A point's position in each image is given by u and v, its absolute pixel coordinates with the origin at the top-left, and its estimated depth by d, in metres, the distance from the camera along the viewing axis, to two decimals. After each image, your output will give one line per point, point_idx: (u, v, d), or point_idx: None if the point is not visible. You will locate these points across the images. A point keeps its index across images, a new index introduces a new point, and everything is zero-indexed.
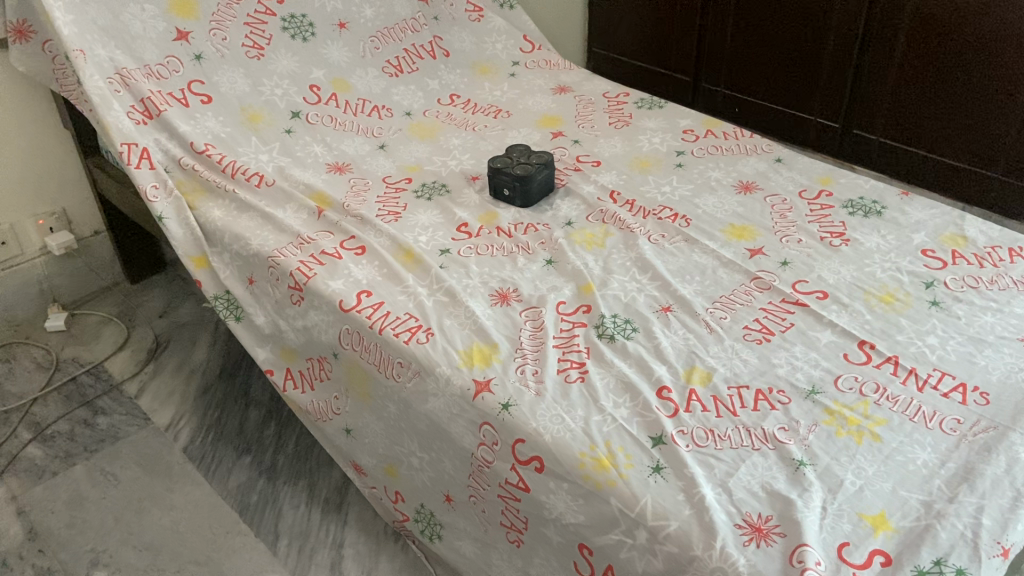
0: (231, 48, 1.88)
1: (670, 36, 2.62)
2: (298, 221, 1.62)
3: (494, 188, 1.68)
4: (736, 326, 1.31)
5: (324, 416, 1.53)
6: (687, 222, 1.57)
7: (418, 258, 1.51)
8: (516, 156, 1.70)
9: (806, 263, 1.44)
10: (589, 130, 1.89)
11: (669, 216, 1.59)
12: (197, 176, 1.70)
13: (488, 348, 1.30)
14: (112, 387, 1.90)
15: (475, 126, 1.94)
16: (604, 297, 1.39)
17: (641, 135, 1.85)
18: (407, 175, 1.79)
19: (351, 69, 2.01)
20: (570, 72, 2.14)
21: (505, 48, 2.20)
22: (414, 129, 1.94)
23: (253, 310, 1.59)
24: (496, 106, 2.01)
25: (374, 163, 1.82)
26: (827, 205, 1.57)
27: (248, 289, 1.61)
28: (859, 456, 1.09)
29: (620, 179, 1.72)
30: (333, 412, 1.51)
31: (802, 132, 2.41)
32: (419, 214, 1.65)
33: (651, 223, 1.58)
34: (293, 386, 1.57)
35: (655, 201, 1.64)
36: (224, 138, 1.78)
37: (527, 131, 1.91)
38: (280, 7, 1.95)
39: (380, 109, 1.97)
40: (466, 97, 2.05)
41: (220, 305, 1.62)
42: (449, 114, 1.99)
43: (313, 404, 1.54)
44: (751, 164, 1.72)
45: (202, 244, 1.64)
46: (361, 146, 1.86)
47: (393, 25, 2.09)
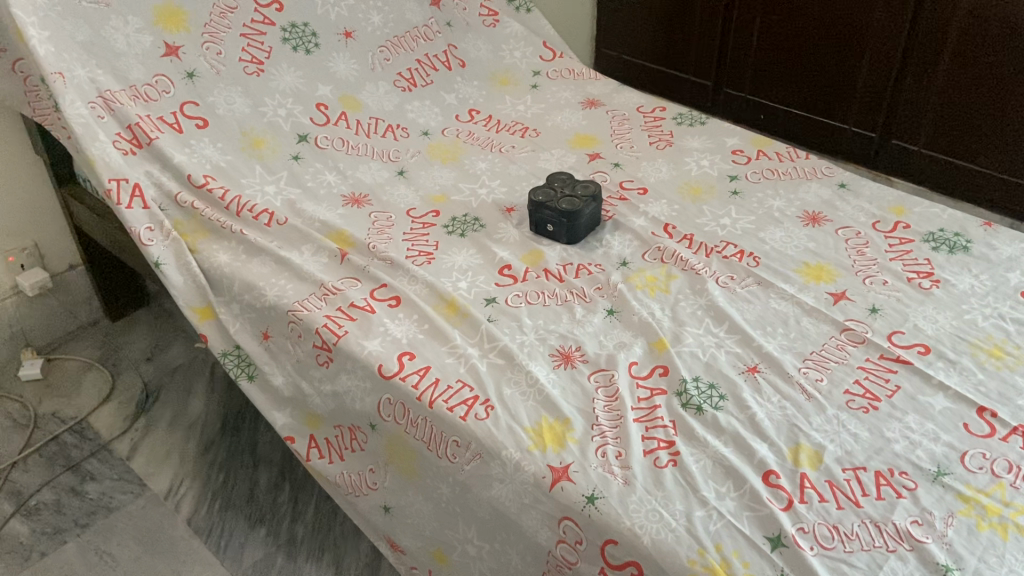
0: (227, 63, 1.67)
1: (687, 38, 2.46)
2: (317, 265, 1.43)
3: (536, 222, 1.51)
4: (837, 390, 1.16)
5: (355, 487, 1.36)
6: (755, 261, 1.42)
7: (463, 310, 1.33)
8: (559, 186, 1.53)
9: (898, 310, 1.29)
10: (629, 151, 1.72)
11: (734, 253, 1.44)
12: (198, 215, 1.50)
13: (560, 425, 1.13)
14: (101, 447, 1.70)
15: (502, 148, 1.77)
16: (680, 356, 1.23)
17: (687, 157, 1.69)
18: (433, 208, 1.61)
19: (360, 83, 1.81)
20: (598, 83, 1.97)
21: (524, 55, 2.02)
22: (434, 152, 1.75)
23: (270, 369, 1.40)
24: (522, 124, 1.84)
25: (395, 193, 1.64)
26: (906, 239, 1.43)
27: (263, 345, 1.42)
28: (1009, 556, 0.94)
29: (672, 210, 1.56)
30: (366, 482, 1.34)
31: (836, 141, 2.27)
32: (453, 254, 1.48)
33: (715, 262, 1.42)
34: (315, 453, 1.39)
35: (715, 236, 1.48)
36: (225, 168, 1.58)
37: (560, 153, 1.74)
38: (280, 15, 1.74)
39: (395, 129, 1.79)
40: (487, 113, 1.87)
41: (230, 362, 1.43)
42: (470, 133, 1.81)
43: (341, 474, 1.36)
44: (813, 191, 1.57)
45: (207, 293, 1.45)
46: (379, 173, 1.68)
47: (403, 33, 1.90)
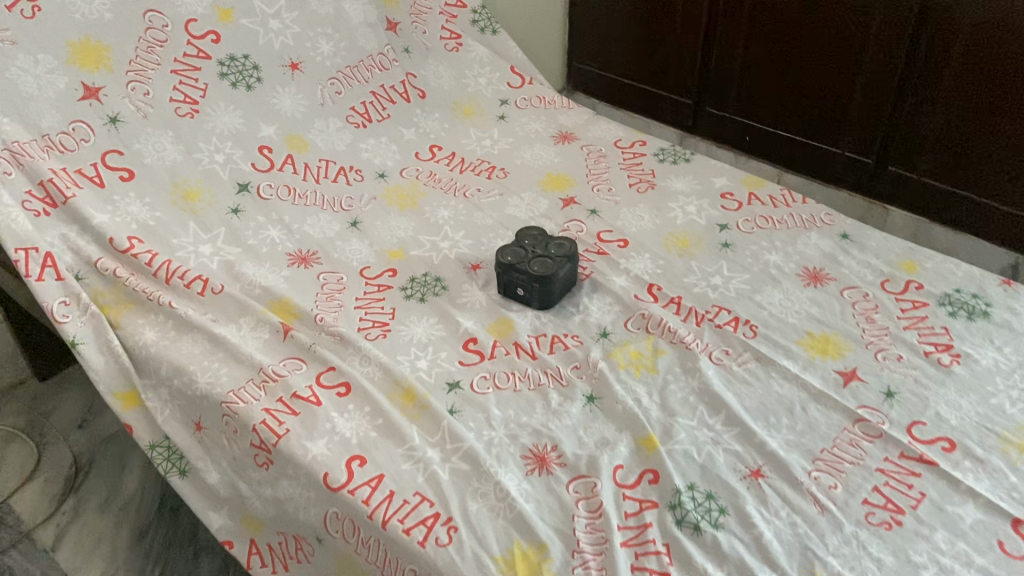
0: (156, 105, 1.48)
1: (666, 53, 2.29)
2: (257, 344, 1.26)
3: (505, 285, 1.34)
4: (853, 501, 1.01)
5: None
6: (753, 330, 1.26)
7: (422, 400, 1.16)
8: (530, 243, 1.36)
9: (916, 394, 1.14)
10: (607, 195, 1.55)
11: (728, 321, 1.28)
12: (121, 284, 1.32)
13: (535, 553, 0.96)
14: (22, 537, 1.51)
15: (466, 191, 1.59)
16: (673, 457, 1.08)
17: (672, 202, 1.52)
18: (389, 266, 1.43)
19: (308, 120, 1.63)
20: (571, 112, 1.79)
21: (490, 82, 1.84)
22: (391, 197, 1.58)
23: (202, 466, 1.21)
24: (488, 162, 1.66)
25: (347, 248, 1.46)
26: (920, 303, 1.29)
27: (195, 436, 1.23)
28: None
29: (657, 266, 1.39)
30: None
31: (827, 166, 2.12)
32: (412, 325, 1.31)
33: (708, 332, 1.26)
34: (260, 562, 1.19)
35: (707, 300, 1.32)
36: (153, 227, 1.39)
37: (530, 197, 1.56)
38: (216, 46, 1.56)
39: (347, 171, 1.60)
40: (449, 150, 1.69)
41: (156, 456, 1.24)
42: (431, 173, 1.64)
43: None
44: (812, 243, 1.42)
45: (132, 376, 1.26)
46: (328, 225, 1.49)
47: (356, 62, 1.71)
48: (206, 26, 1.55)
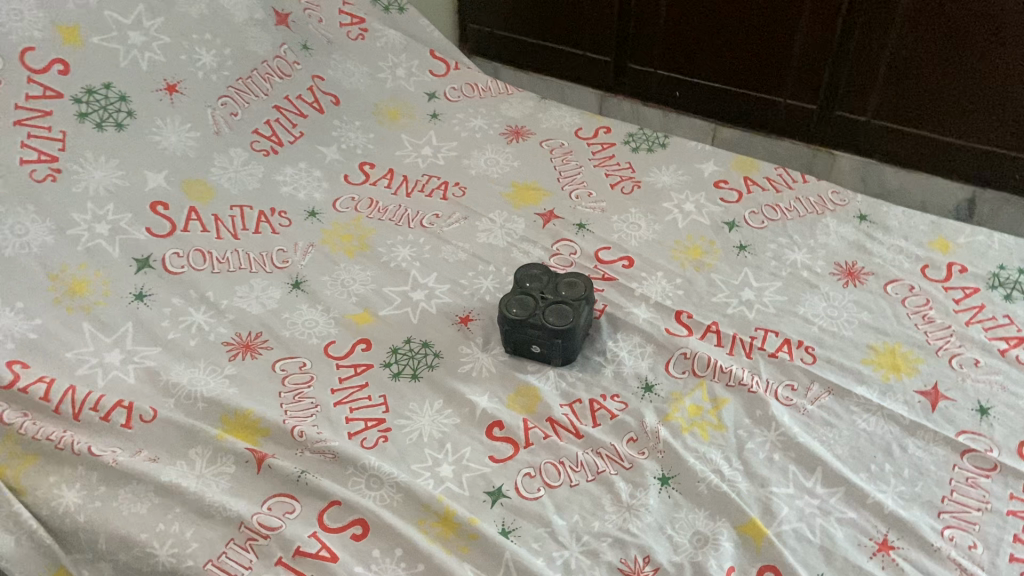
0: (4, 171, 1.13)
1: (579, 8, 2.07)
2: (225, 484, 0.96)
3: (515, 343, 1.10)
4: (1001, 561, 0.87)
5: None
6: (811, 354, 1.10)
7: (465, 527, 0.91)
8: (534, 286, 1.12)
9: (1011, 406, 1.02)
10: (589, 202, 1.33)
11: (780, 346, 1.11)
12: (13, 433, 0.97)
13: None
14: None
15: (422, 219, 1.32)
16: (787, 544, 0.90)
17: (664, 201, 1.33)
18: (361, 337, 1.15)
19: (205, 158, 1.29)
20: (511, 99, 1.56)
21: (410, 73, 1.57)
22: (333, 241, 1.29)
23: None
24: (437, 178, 1.39)
25: (300, 321, 1.17)
26: (970, 289, 1.16)
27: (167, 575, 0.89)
28: None
29: (676, 288, 1.20)
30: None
31: (770, 116, 1.99)
32: (415, 416, 1.05)
33: (763, 365, 1.08)
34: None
35: (746, 322, 1.14)
36: (38, 340, 1.05)
37: (502, 216, 1.32)
38: (67, 79, 1.20)
39: (271, 215, 1.29)
40: (386, 167, 1.41)
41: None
42: (372, 201, 1.35)
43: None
44: (832, 231, 1.27)
45: (55, 551, 0.92)
46: (266, 293, 1.19)
47: (249, 73, 1.38)
48: (49, 54, 1.18)
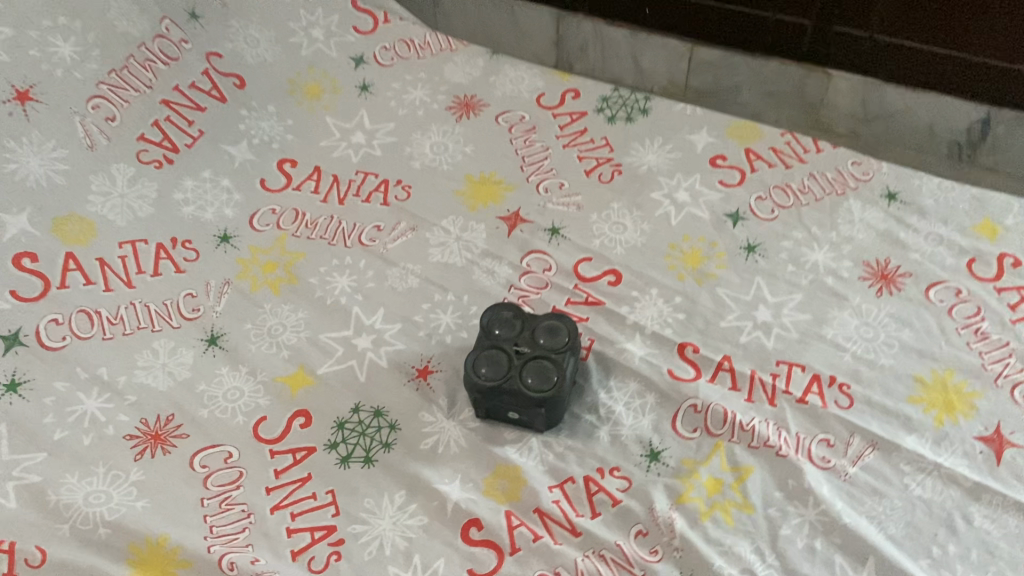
0: None
1: None
2: None
3: (487, 410, 0.90)
4: None
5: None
6: (846, 395, 0.91)
7: None
8: (504, 336, 0.90)
9: None
10: (561, 196, 1.10)
11: (808, 387, 0.92)
12: None
13: None
14: None
15: (360, 234, 1.08)
16: None
17: (652, 188, 1.10)
18: (297, 409, 0.94)
19: (79, 184, 1.03)
20: (456, 57, 1.29)
21: (329, 33, 1.31)
22: (253, 274, 1.05)
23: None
24: (374, 176, 1.14)
25: (222, 393, 0.95)
26: None
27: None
28: None
29: (675, 310, 0.99)
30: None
31: (754, 30, 1.43)
32: (373, 518, 0.85)
33: (790, 414, 0.90)
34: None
35: (764, 354, 0.95)
36: None
37: (458, 224, 1.08)
38: None
39: (172, 249, 1.05)
40: (312, 165, 1.16)
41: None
42: (298, 213, 1.11)
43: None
44: (857, 218, 1.06)
45: None
46: (174, 358, 0.97)
47: (122, 62, 1.11)
48: None
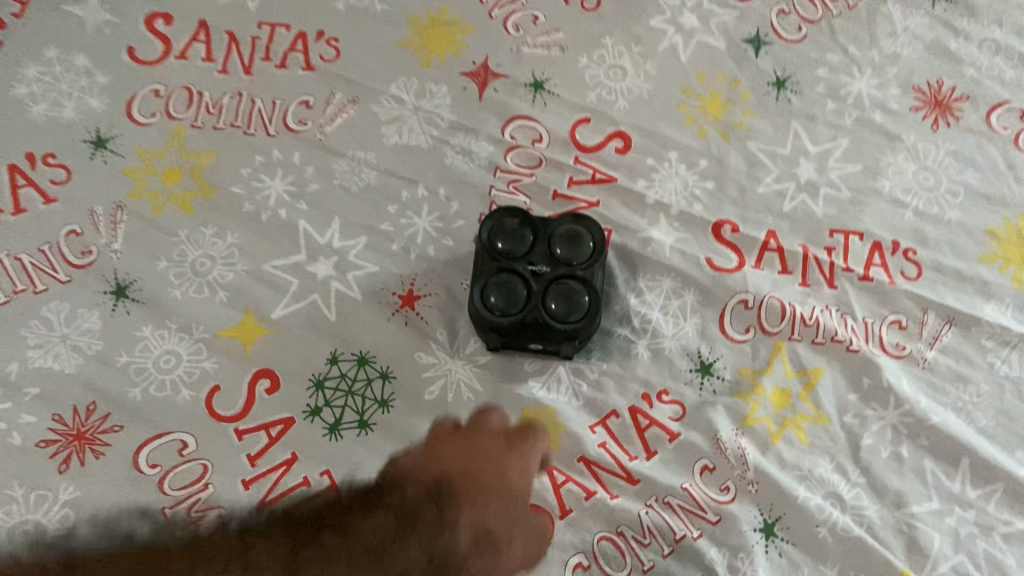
0: None
1: None
2: None
3: (502, 343, 0.72)
4: None
5: (500, 499, 0.66)
6: (913, 263, 0.77)
7: None
8: (514, 253, 0.70)
9: None
10: (537, 36, 0.85)
11: (869, 259, 0.77)
12: None
13: None
14: None
15: (283, 117, 0.82)
16: None
17: (650, 12, 0.86)
18: (256, 368, 0.73)
19: None
20: None
21: None
22: (152, 188, 0.79)
23: (326, 508, 0.66)
24: (285, 28, 0.85)
25: (152, 363, 0.73)
26: None
27: (241, 517, 0.67)
28: None
29: (703, 178, 0.80)
30: (503, 433, 0.70)
31: None
32: None
33: (855, 297, 0.76)
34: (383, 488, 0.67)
35: (814, 224, 0.79)
36: None
37: (412, 89, 0.83)
38: None
39: (34, 172, 0.78)
40: (195, 19, 0.85)
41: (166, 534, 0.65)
42: (192, 93, 0.82)
43: (519, 561, 0.66)
44: (901, 28, 0.86)
45: None
46: (76, 325, 0.74)
47: None
48: None
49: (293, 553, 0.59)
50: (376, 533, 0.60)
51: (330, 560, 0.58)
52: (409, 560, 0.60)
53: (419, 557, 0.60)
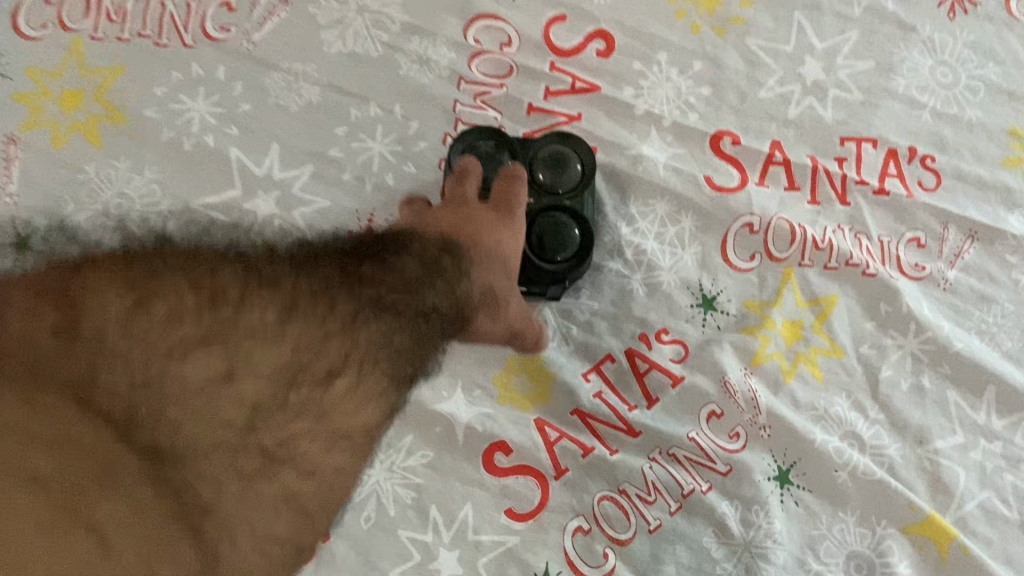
0: None
1: None
2: None
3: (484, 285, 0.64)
4: None
5: (495, 252, 0.57)
6: (931, 172, 0.70)
7: None
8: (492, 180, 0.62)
9: None
10: None
11: (884, 170, 0.69)
12: None
13: (928, 526, 0.61)
14: None
15: (201, 23, 0.68)
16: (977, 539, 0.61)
17: None
18: None
19: None
20: None
21: None
22: (48, 116, 0.66)
23: (296, 240, 0.54)
24: None
25: None
26: None
27: (140, 241, 0.50)
28: None
29: (697, 82, 0.70)
30: (482, 200, 0.60)
31: None
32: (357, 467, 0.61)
33: (869, 214, 0.68)
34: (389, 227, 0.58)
35: (824, 131, 0.70)
36: None
37: None
38: None
39: None
40: None
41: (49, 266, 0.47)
42: None
43: (518, 320, 0.60)
44: None
45: None
46: None
47: None
48: None
49: (346, 275, 0.50)
50: (411, 268, 0.53)
51: (346, 282, 0.50)
52: (438, 301, 0.53)
53: (447, 299, 0.54)
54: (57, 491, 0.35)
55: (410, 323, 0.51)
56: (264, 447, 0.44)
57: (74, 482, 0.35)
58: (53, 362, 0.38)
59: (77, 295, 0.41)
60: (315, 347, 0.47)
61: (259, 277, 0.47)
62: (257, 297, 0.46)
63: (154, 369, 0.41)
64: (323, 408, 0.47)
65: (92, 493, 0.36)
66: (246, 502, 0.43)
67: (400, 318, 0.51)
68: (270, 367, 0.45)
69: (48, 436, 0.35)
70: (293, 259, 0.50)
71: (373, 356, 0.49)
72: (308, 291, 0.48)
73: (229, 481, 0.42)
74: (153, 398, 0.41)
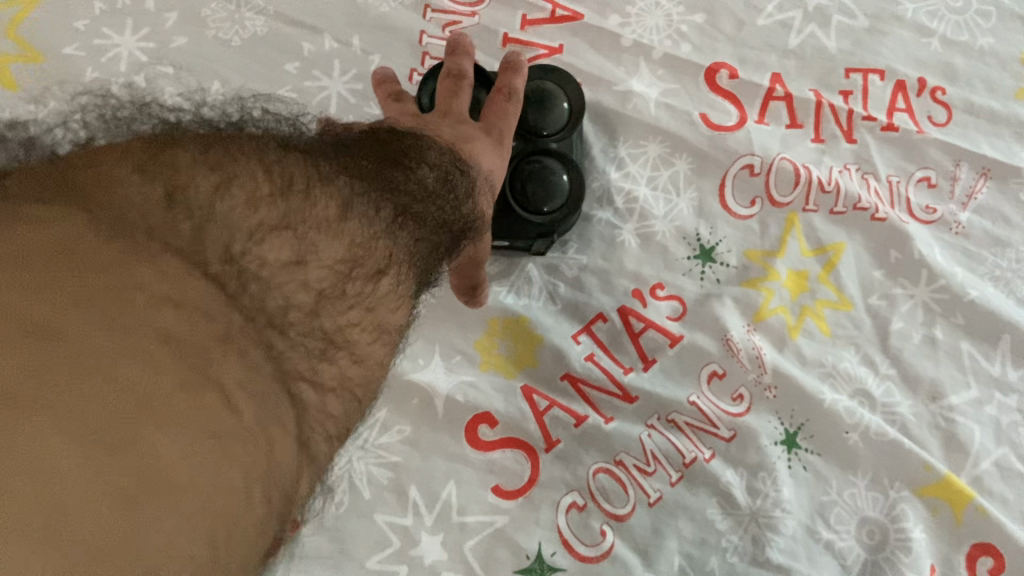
0: None
1: None
2: None
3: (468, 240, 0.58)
4: None
5: (487, 182, 0.51)
6: (942, 105, 0.64)
7: None
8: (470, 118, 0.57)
9: None
10: None
11: (892, 104, 0.64)
12: None
13: (942, 486, 0.55)
14: None
15: None
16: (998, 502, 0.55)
17: None
18: None
19: None
20: None
21: None
22: None
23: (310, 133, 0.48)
24: None
25: None
26: None
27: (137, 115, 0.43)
28: None
29: (689, 10, 0.64)
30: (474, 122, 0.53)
31: None
32: None
33: (876, 152, 0.63)
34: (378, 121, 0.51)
35: (827, 61, 0.64)
36: None
37: None
38: None
39: None
40: None
41: (100, 126, 0.41)
42: None
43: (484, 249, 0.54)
44: None
45: None
46: None
47: None
48: None
49: (380, 171, 0.45)
50: (435, 172, 0.47)
51: (378, 177, 0.44)
52: (446, 215, 0.47)
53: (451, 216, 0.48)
54: (187, 350, 0.32)
55: (433, 233, 0.47)
56: (327, 332, 0.41)
57: (201, 342, 0.33)
58: (160, 223, 0.35)
59: (169, 159, 0.37)
60: (367, 244, 0.43)
61: (316, 165, 0.42)
62: (322, 186, 0.42)
63: (240, 245, 0.37)
64: (372, 303, 0.43)
65: (214, 354, 0.33)
66: (316, 386, 0.39)
67: (426, 229, 0.46)
68: (333, 258, 0.41)
69: (168, 293, 0.32)
70: (339, 146, 0.45)
71: (409, 260, 0.45)
72: (356, 181, 0.43)
73: (305, 360, 0.39)
74: (194, 300, 0.33)
